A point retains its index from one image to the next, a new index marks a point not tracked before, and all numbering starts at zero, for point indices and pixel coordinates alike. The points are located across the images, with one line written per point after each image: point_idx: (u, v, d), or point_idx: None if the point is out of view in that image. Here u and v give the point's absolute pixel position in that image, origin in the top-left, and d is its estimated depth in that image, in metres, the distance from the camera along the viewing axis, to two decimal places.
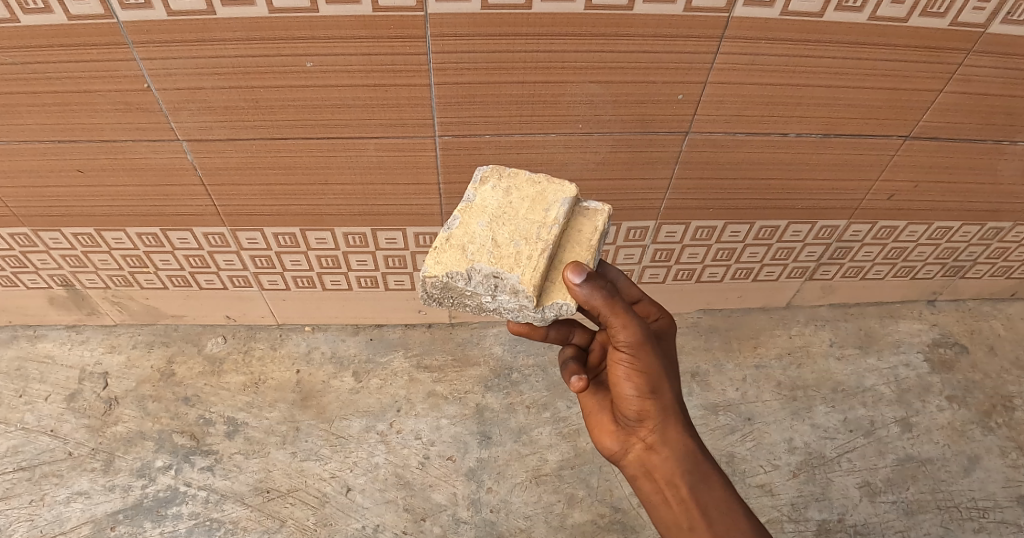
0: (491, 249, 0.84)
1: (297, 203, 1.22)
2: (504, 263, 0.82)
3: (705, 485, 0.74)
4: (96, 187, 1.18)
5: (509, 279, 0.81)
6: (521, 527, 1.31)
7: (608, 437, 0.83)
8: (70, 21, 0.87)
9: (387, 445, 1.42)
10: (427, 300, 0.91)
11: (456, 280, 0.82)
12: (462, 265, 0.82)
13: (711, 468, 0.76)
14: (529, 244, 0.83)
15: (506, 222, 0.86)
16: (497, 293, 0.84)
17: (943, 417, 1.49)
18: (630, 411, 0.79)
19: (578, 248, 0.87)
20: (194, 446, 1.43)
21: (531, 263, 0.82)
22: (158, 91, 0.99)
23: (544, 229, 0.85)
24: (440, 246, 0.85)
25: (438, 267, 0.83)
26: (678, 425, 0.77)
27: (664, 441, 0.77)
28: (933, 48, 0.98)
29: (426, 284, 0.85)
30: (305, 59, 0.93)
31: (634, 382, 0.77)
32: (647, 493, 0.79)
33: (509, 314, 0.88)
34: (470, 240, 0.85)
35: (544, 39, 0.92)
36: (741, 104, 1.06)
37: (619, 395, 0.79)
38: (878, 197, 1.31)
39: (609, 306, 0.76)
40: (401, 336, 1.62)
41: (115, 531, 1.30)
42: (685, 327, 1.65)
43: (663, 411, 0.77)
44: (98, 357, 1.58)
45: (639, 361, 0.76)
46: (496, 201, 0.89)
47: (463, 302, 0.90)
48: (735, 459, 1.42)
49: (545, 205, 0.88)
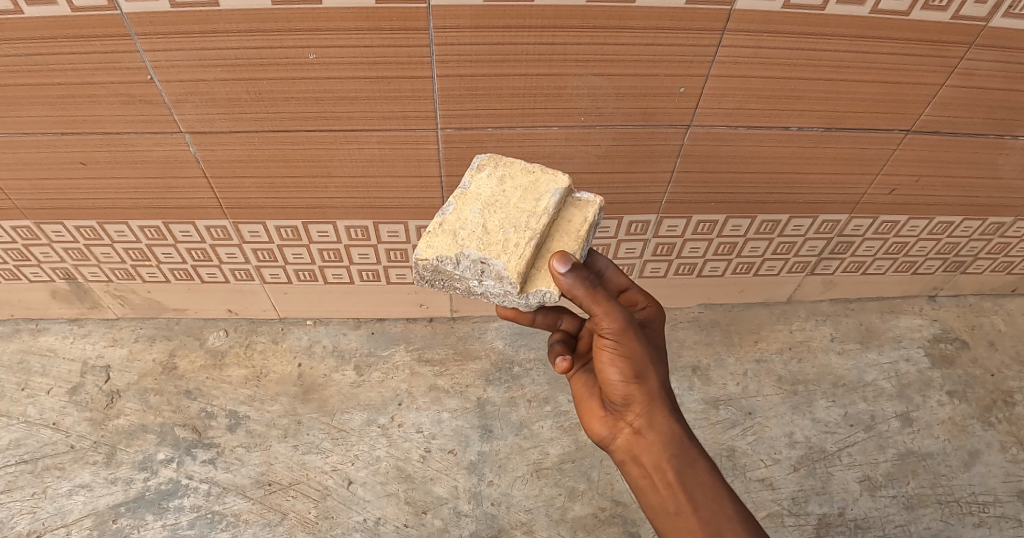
0: (481, 235, 0.84)
1: (299, 196, 1.22)
2: (492, 250, 0.82)
3: (692, 469, 0.73)
4: (97, 179, 1.18)
5: (495, 265, 0.82)
6: (521, 520, 1.31)
7: (597, 423, 0.84)
8: (74, 13, 0.87)
9: (388, 438, 1.43)
10: (419, 282, 0.91)
11: (444, 263, 0.83)
12: (452, 250, 0.83)
13: (698, 453, 0.75)
14: (518, 232, 0.84)
15: (497, 209, 0.87)
16: (484, 278, 0.84)
17: (943, 412, 1.49)
18: (617, 395, 0.80)
19: (567, 238, 0.87)
20: (196, 439, 1.43)
21: (518, 250, 0.82)
22: (161, 84, 0.99)
23: (533, 218, 0.85)
24: (433, 230, 0.86)
25: (429, 251, 0.84)
26: (665, 409, 0.77)
27: (650, 425, 0.77)
28: (935, 41, 0.98)
29: (418, 266, 0.86)
30: (308, 51, 0.94)
31: (619, 366, 0.78)
32: (635, 479, 0.78)
33: (496, 299, 0.88)
34: (462, 225, 0.86)
35: (546, 31, 0.92)
36: (743, 97, 1.06)
37: (606, 379, 0.80)
38: (879, 191, 1.31)
39: (591, 295, 0.76)
40: (402, 329, 1.62)
41: (117, 524, 1.31)
42: (685, 322, 1.65)
43: (649, 395, 0.78)
44: (100, 350, 1.58)
45: (623, 346, 0.77)
46: (490, 189, 0.90)
47: (453, 286, 0.91)
48: (736, 454, 1.42)
49: (537, 195, 0.88)
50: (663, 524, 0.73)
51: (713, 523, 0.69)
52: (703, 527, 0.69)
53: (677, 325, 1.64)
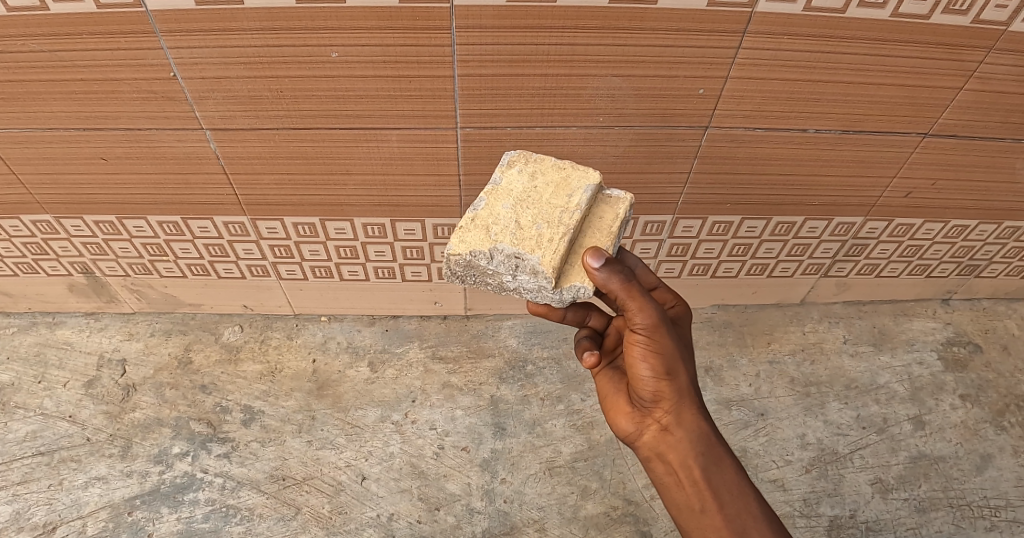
0: (514, 230, 0.85)
1: (318, 194, 1.23)
2: (526, 245, 0.84)
3: (718, 467, 0.75)
4: (119, 175, 1.19)
5: (530, 260, 0.83)
6: (534, 517, 1.32)
7: (623, 418, 0.84)
8: (99, 9, 0.88)
9: (401, 434, 1.44)
10: (449, 277, 0.93)
11: (478, 258, 0.85)
12: (485, 244, 0.84)
13: (724, 451, 0.77)
14: (552, 228, 0.85)
15: (530, 205, 0.88)
16: (517, 273, 0.86)
17: (956, 415, 1.49)
18: (646, 392, 0.80)
19: (599, 234, 0.88)
20: (211, 433, 1.44)
21: (553, 245, 0.83)
22: (184, 80, 1.00)
23: (566, 214, 0.86)
24: (465, 225, 0.87)
25: (462, 245, 0.85)
26: (692, 406, 0.78)
27: (678, 422, 0.78)
28: (956, 46, 0.98)
29: (450, 261, 0.87)
30: (330, 49, 0.94)
31: (650, 363, 0.78)
32: (659, 475, 0.80)
33: (527, 295, 0.89)
34: (495, 221, 0.87)
35: (569, 32, 0.93)
36: (761, 99, 1.06)
37: (635, 375, 0.80)
38: (895, 194, 1.31)
39: (626, 289, 0.78)
40: (416, 327, 1.63)
41: (132, 516, 1.32)
42: (698, 322, 1.65)
43: (678, 392, 0.79)
44: (117, 343, 1.60)
45: (656, 342, 0.78)
46: (522, 184, 0.91)
47: (484, 282, 0.92)
48: (748, 454, 1.42)
49: (568, 191, 0.90)
50: (687, 520, 0.76)
51: (738, 522, 0.71)
52: (728, 525, 0.71)
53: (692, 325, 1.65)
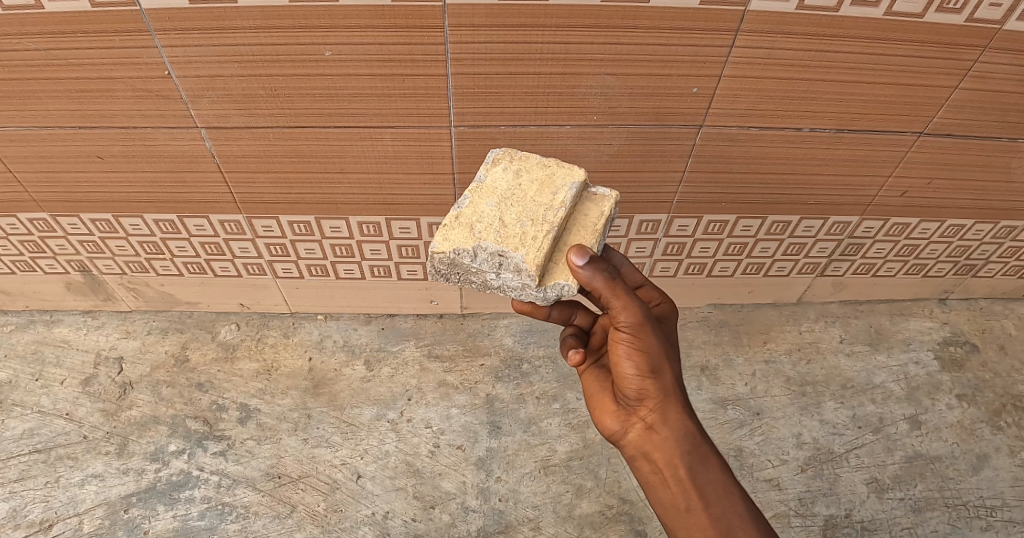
0: (498, 228, 0.85)
1: (313, 192, 1.23)
2: (510, 243, 0.84)
3: (704, 466, 0.75)
4: (114, 173, 1.20)
5: (513, 258, 0.83)
6: (529, 516, 1.32)
7: (608, 417, 0.84)
8: (93, 8, 0.88)
9: (397, 432, 1.44)
10: (435, 276, 0.93)
11: (462, 257, 0.85)
12: (469, 243, 0.85)
13: (710, 450, 0.77)
14: (535, 226, 0.85)
15: (514, 203, 0.88)
16: (501, 271, 0.86)
17: (952, 415, 1.49)
18: (631, 390, 0.80)
19: (584, 231, 0.88)
20: (207, 431, 1.45)
21: (536, 243, 0.83)
22: (179, 79, 1.00)
23: (550, 212, 0.87)
24: (449, 223, 0.88)
25: (446, 244, 0.85)
26: (678, 406, 0.78)
27: (664, 421, 0.78)
28: (950, 45, 0.98)
29: (435, 260, 0.88)
30: (324, 48, 0.94)
31: (635, 361, 0.78)
32: (645, 475, 0.79)
33: (512, 293, 0.89)
34: (479, 219, 0.87)
35: (561, 31, 0.93)
36: (756, 98, 1.06)
37: (620, 374, 0.80)
38: (891, 193, 1.31)
39: (610, 287, 0.79)
40: (412, 326, 1.63)
41: (128, 514, 1.32)
42: (694, 321, 1.65)
43: (663, 390, 0.78)
44: (114, 341, 1.60)
45: (640, 341, 0.78)
46: (506, 182, 0.92)
47: (469, 281, 0.92)
48: (744, 453, 1.42)
49: (553, 189, 0.90)
50: (673, 519, 0.75)
51: (724, 521, 0.71)
52: (714, 525, 0.71)
53: (687, 324, 1.64)
